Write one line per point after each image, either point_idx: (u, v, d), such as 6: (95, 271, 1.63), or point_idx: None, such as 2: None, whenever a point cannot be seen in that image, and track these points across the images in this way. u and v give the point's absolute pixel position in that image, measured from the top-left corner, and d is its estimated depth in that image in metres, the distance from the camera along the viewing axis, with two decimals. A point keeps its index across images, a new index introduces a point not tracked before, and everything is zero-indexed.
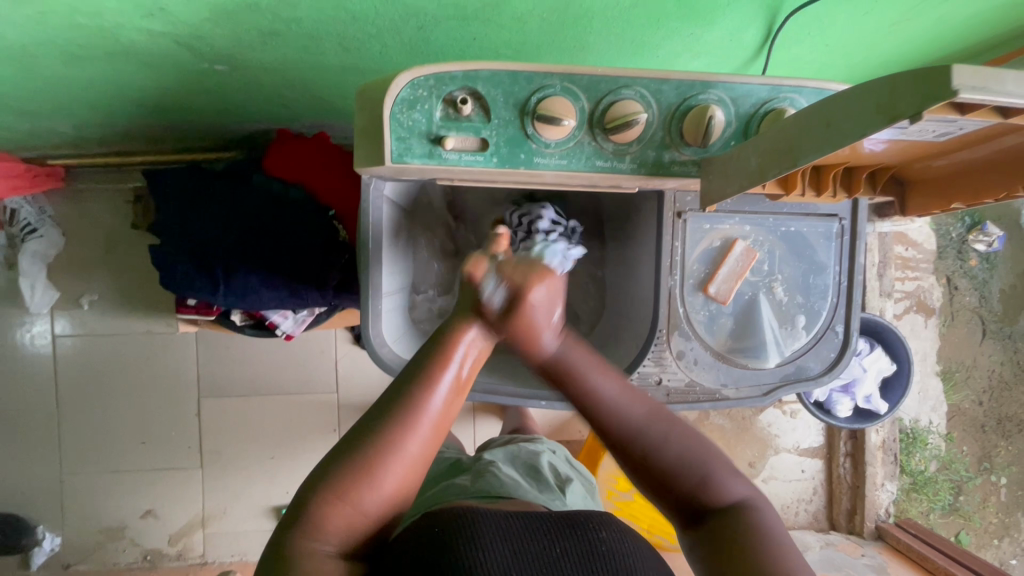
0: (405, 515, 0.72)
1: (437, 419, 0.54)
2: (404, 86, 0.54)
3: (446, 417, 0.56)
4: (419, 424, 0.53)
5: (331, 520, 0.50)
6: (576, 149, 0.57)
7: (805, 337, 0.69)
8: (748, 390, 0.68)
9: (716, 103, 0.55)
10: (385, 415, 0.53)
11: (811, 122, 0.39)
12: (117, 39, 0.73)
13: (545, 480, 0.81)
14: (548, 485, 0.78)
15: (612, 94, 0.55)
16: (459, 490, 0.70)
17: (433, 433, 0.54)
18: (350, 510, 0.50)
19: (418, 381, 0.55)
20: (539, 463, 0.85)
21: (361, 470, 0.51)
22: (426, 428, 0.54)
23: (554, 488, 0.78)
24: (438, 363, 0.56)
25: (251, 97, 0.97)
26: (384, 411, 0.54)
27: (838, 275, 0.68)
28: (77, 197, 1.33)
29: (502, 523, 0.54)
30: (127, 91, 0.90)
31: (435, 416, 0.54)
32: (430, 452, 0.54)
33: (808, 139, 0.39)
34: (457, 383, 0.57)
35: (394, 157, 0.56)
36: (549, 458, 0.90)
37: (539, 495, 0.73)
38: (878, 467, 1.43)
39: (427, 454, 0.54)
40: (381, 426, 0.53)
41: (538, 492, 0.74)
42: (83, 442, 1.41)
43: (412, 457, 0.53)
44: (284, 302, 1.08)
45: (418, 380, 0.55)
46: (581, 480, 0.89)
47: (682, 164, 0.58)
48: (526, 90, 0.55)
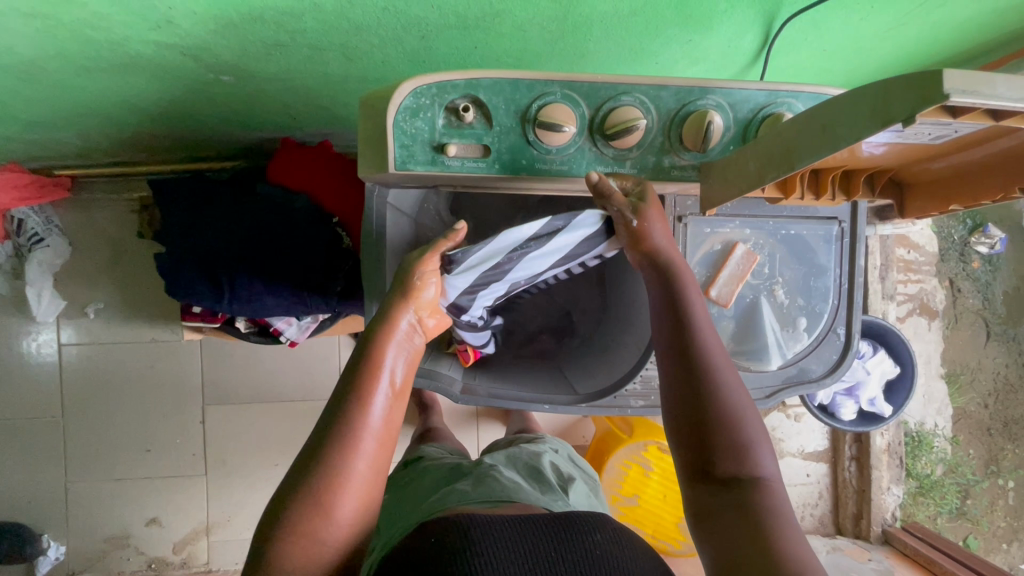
0: (406, 521, 0.73)
1: (381, 430, 0.55)
2: (407, 95, 0.55)
3: (389, 425, 0.56)
4: (360, 443, 0.54)
5: (299, 548, 0.51)
6: (577, 155, 0.58)
7: (807, 339, 0.69)
8: (751, 392, 0.68)
9: (714, 108, 0.56)
10: (325, 443, 0.53)
11: (807, 128, 0.40)
12: (125, 51, 0.74)
13: (546, 481, 0.81)
14: (549, 488, 0.78)
15: (612, 100, 0.56)
16: (461, 493, 0.70)
17: (377, 445, 0.55)
18: (312, 538, 0.51)
19: (357, 396, 0.55)
20: (540, 464, 0.85)
21: (315, 498, 0.52)
22: (372, 444, 0.54)
23: (555, 490, 0.79)
24: (368, 375, 0.56)
25: (255, 107, 0.98)
26: (323, 439, 0.54)
27: (838, 278, 0.68)
28: (84, 207, 1.35)
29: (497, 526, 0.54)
30: (133, 102, 0.91)
31: (378, 428, 0.55)
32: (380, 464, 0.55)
33: (804, 142, 0.40)
34: (394, 389, 0.57)
35: (397, 164, 0.57)
36: (550, 458, 0.90)
37: (541, 497, 0.74)
38: (883, 470, 1.42)
39: (378, 468, 0.55)
40: (328, 448, 0.53)
41: (540, 495, 0.74)
42: (88, 451, 1.41)
43: (362, 475, 0.54)
44: (288, 308, 1.09)
45: (358, 396, 0.55)
46: (582, 477, 0.90)
47: (682, 168, 0.59)
48: (527, 98, 0.56)
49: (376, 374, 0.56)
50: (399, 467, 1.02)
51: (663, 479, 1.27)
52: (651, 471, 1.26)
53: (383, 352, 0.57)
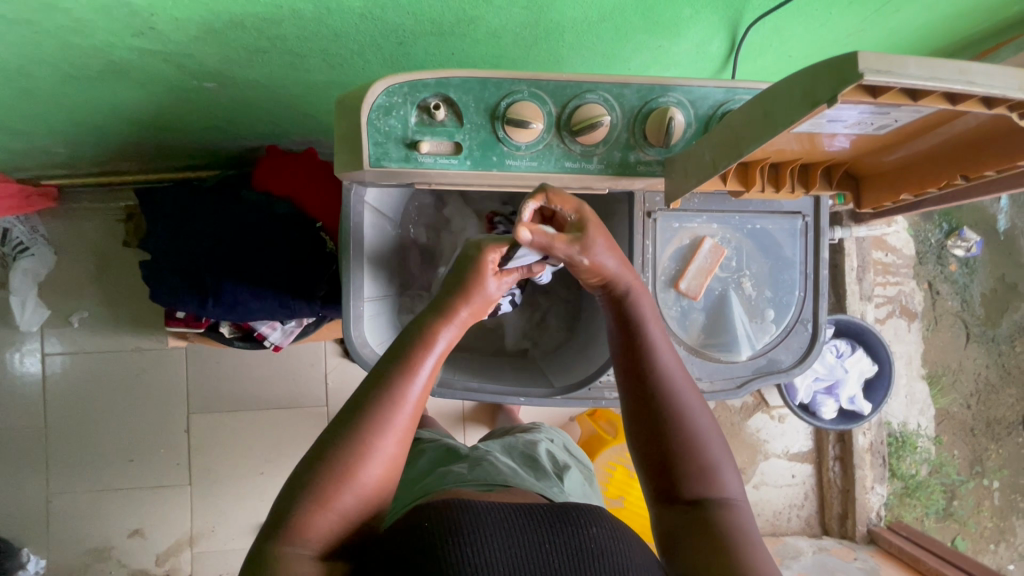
0: (402, 503, 0.74)
1: (415, 411, 0.55)
2: (380, 94, 0.57)
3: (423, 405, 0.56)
4: (397, 413, 0.54)
5: (317, 515, 0.51)
6: (546, 151, 0.60)
7: (775, 330, 0.71)
8: (722, 383, 0.70)
9: (675, 105, 0.58)
10: (367, 407, 0.53)
11: (753, 116, 0.42)
12: (109, 57, 0.76)
13: (541, 468, 0.81)
14: (543, 474, 0.79)
15: (577, 98, 0.58)
16: (457, 477, 0.71)
17: (411, 420, 0.55)
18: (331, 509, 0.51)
19: (399, 372, 0.55)
20: (536, 453, 0.86)
21: (342, 464, 0.52)
22: (404, 425, 0.54)
23: (549, 476, 0.79)
24: (417, 348, 0.56)
25: (240, 114, 1.00)
26: (365, 403, 0.54)
27: (804, 270, 0.70)
28: (70, 217, 1.35)
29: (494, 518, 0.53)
30: (118, 109, 0.93)
31: (414, 404, 0.55)
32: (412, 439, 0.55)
33: (751, 127, 0.42)
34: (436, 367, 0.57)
35: (372, 161, 0.59)
36: (545, 447, 0.90)
37: (538, 482, 0.75)
38: (867, 470, 1.44)
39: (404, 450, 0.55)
40: (358, 422, 0.53)
41: (536, 480, 0.75)
42: (70, 461, 1.40)
43: (388, 454, 0.53)
44: (272, 313, 1.09)
45: (400, 375, 0.55)
46: (577, 467, 0.91)
47: (647, 163, 0.61)
48: (496, 96, 0.58)
49: (425, 349, 0.56)
50: None
51: None
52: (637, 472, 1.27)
53: (432, 335, 0.57)
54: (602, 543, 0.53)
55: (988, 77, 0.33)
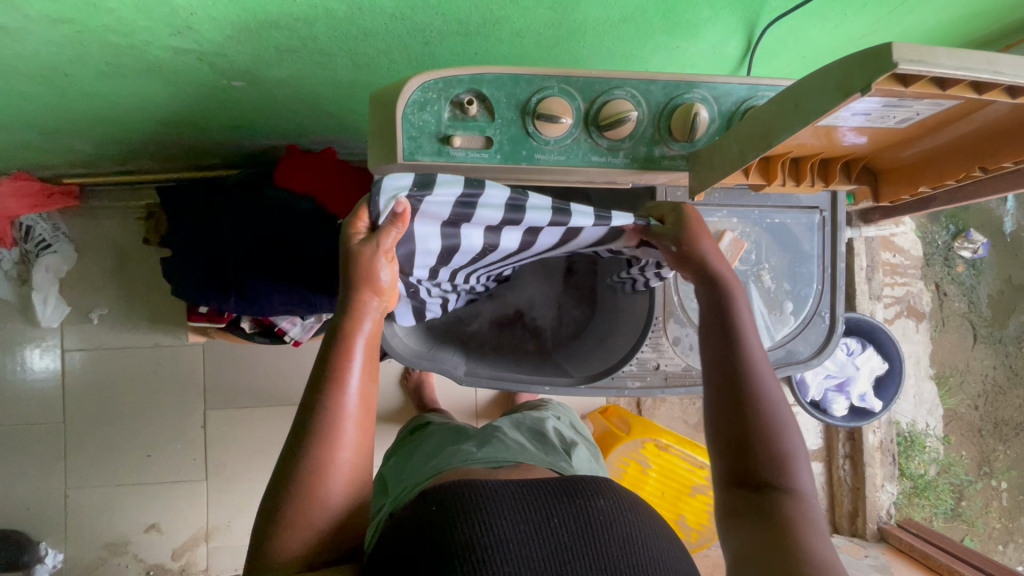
0: (414, 482, 0.75)
1: (359, 410, 0.57)
2: (415, 90, 0.59)
3: (366, 406, 0.58)
4: (340, 426, 0.56)
5: (294, 527, 0.54)
6: (574, 145, 0.62)
7: (793, 322, 0.73)
8: None
9: (700, 101, 0.60)
10: (308, 429, 0.56)
11: (782, 106, 0.44)
12: (145, 56, 0.78)
13: (549, 444, 0.83)
14: (551, 449, 0.80)
15: (605, 94, 0.60)
16: (467, 454, 0.73)
17: (357, 427, 0.57)
18: (304, 525, 0.54)
19: (330, 382, 0.57)
20: (544, 429, 0.87)
21: (302, 487, 0.54)
22: (351, 433, 0.57)
23: (559, 451, 0.80)
24: (338, 361, 0.57)
25: (265, 113, 1.02)
26: (307, 425, 0.56)
27: (822, 263, 0.72)
28: (91, 215, 1.38)
29: (500, 497, 0.56)
30: (147, 108, 0.95)
31: (354, 412, 0.57)
32: (362, 441, 0.58)
33: (777, 121, 0.44)
34: (366, 367, 0.59)
35: (405, 155, 0.61)
36: (553, 424, 0.91)
37: (546, 457, 0.76)
38: (876, 468, 1.45)
39: (360, 454, 0.57)
40: (305, 439, 0.55)
41: (544, 454, 0.77)
42: (88, 456, 1.42)
43: (345, 463, 0.56)
44: (293, 308, 1.11)
45: (332, 382, 0.57)
46: (584, 443, 0.92)
47: (672, 158, 0.63)
48: (527, 92, 0.60)
49: (347, 356, 0.58)
50: (404, 433, 1.05)
51: (661, 478, 1.29)
52: (649, 468, 1.28)
53: (353, 331, 0.59)
54: (601, 512, 0.56)
55: (1014, 68, 0.34)
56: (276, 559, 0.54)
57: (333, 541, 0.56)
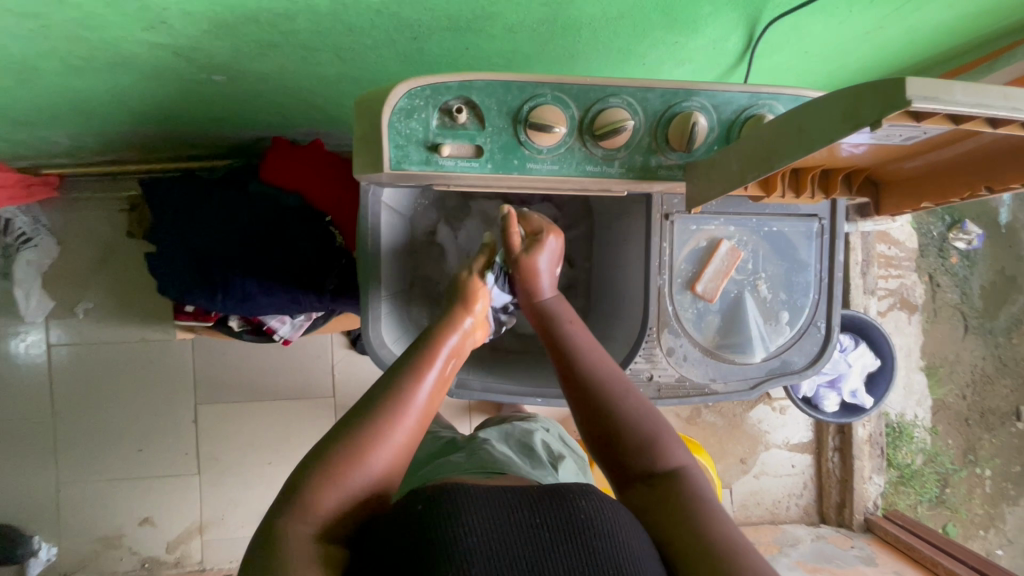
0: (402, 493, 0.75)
1: (421, 416, 0.58)
2: (402, 97, 0.56)
3: (429, 410, 0.60)
4: (405, 412, 0.57)
5: (318, 503, 0.51)
6: (567, 154, 0.60)
7: (788, 333, 0.71)
8: (736, 384, 0.71)
9: (699, 110, 0.58)
10: (375, 402, 0.57)
11: (784, 130, 0.42)
12: (117, 51, 0.74)
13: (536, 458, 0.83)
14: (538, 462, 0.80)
15: (600, 102, 0.57)
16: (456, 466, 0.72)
17: (417, 425, 0.58)
18: (331, 502, 0.51)
19: (404, 381, 0.60)
20: (532, 441, 0.87)
21: (354, 447, 0.54)
22: (403, 434, 0.56)
23: (546, 465, 0.81)
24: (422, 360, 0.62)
25: (248, 106, 0.99)
26: (373, 399, 0.58)
27: (819, 273, 0.71)
28: (72, 207, 1.34)
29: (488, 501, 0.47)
30: (124, 100, 0.91)
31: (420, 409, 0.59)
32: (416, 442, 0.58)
33: (779, 145, 0.42)
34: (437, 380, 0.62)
35: (392, 164, 0.58)
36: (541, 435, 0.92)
37: (533, 470, 0.76)
38: (865, 460, 1.46)
39: (399, 464, 0.56)
40: (360, 421, 0.56)
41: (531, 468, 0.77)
42: (78, 451, 1.41)
43: (382, 461, 0.54)
44: (282, 307, 1.09)
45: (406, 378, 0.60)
46: (574, 458, 0.92)
47: (669, 168, 0.61)
48: (519, 99, 0.57)
49: (429, 360, 0.63)
50: None
51: None
52: None
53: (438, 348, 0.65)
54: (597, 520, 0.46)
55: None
56: (285, 533, 0.49)
57: (353, 522, 0.51)
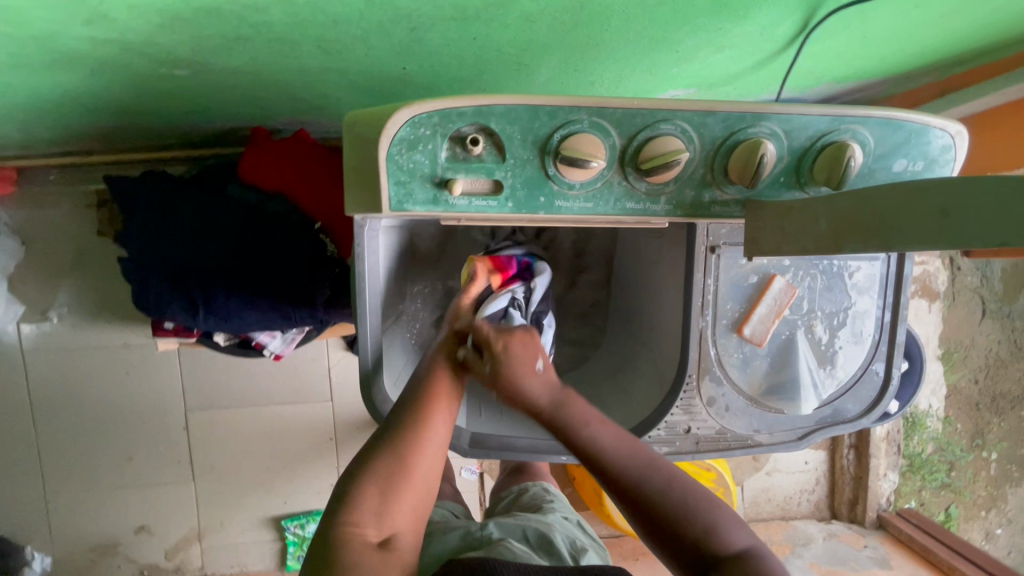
0: None
1: (448, 421, 0.59)
2: (403, 125, 0.46)
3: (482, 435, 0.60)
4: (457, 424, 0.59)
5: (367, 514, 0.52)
6: (604, 189, 0.49)
7: (843, 378, 0.63)
8: (783, 435, 0.63)
9: (767, 137, 0.47)
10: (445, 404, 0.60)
11: (909, 203, 0.38)
12: (54, 47, 0.61)
13: (555, 558, 0.65)
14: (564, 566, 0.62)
15: (649, 129, 0.47)
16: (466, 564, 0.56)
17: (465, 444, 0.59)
18: (379, 513, 0.53)
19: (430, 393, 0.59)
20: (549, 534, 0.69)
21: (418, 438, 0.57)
22: (435, 448, 0.57)
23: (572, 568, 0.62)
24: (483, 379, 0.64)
25: (219, 99, 0.85)
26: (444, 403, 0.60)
27: (881, 312, 0.62)
28: (34, 203, 1.22)
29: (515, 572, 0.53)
30: (74, 96, 0.78)
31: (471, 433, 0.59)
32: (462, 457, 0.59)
33: (905, 223, 0.39)
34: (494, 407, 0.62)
35: (393, 205, 0.48)
36: (563, 529, 0.73)
37: None
38: (881, 458, 1.42)
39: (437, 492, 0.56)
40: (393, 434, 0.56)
41: None
42: (65, 460, 1.34)
43: (421, 473, 0.55)
44: (270, 324, 1.00)
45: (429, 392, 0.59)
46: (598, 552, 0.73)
47: (724, 203, 0.51)
48: (548, 126, 0.46)
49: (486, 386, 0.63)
50: None
51: None
52: None
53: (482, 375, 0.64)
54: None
55: None
56: (342, 544, 0.51)
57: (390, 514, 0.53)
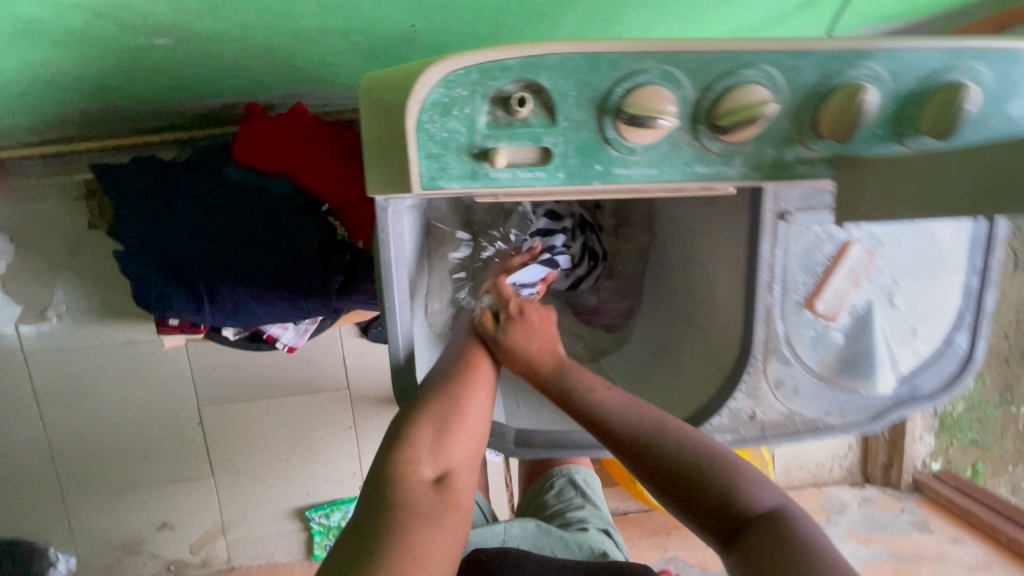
0: None
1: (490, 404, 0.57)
2: (435, 85, 0.38)
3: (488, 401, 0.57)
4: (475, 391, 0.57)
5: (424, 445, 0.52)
6: (671, 153, 0.42)
7: (924, 352, 0.58)
8: (856, 416, 0.58)
9: (870, 81, 0.40)
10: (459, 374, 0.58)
11: None
12: (16, 14, 0.52)
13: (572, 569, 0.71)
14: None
15: (729, 77, 0.39)
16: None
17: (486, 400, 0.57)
18: (432, 446, 0.52)
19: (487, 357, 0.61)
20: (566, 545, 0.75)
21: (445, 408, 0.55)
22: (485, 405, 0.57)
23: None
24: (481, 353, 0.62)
25: (207, 71, 0.76)
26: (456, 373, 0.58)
27: (970, 275, 0.56)
28: (18, 197, 1.13)
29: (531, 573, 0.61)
30: (47, 74, 0.69)
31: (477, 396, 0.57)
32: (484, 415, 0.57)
33: None
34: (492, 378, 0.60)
35: (424, 182, 0.41)
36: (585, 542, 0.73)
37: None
38: (916, 420, 1.38)
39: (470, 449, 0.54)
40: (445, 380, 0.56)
41: None
42: (81, 462, 1.31)
43: (477, 426, 0.55)
44: (282, 315, 0.94)
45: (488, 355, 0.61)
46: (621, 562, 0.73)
47: (811, 163, 0.43)
48: (609, 79, 0.39)
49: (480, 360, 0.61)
50: None
51: None
52: None
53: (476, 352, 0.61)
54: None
55: None
56: (398, 468, 0.50)
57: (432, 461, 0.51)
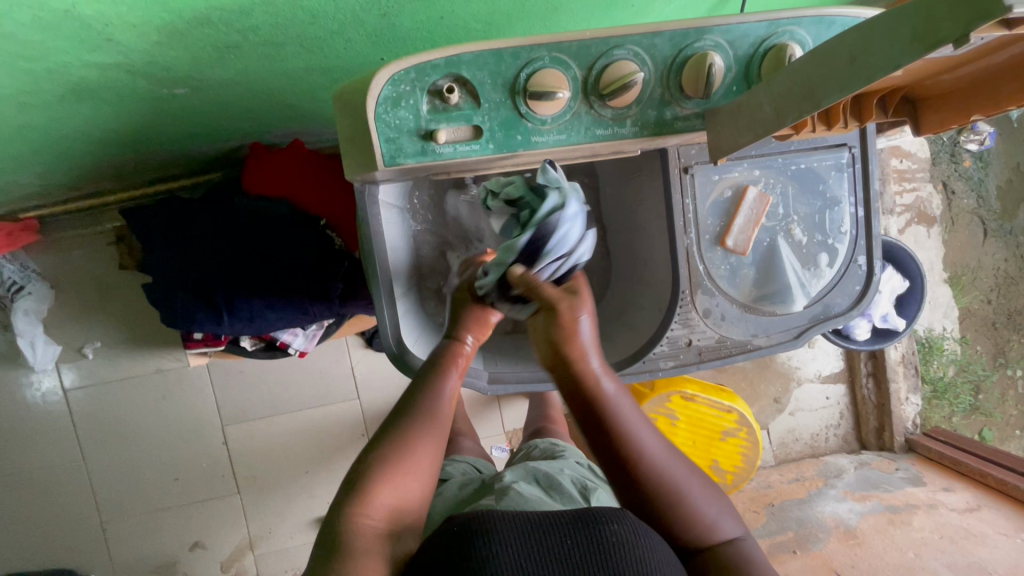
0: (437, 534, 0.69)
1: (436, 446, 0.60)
2: (385, 85, 0.51)
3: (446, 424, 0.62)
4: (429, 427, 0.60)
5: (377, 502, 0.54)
6: (574, 120, 0.54)
7: (829, 275, 0.68)
8: (779, 335, 0.67)
9: (713, 49, 0.52)
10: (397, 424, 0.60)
11: (827, 61, 0.39)
12: (66, 78, 0.67)
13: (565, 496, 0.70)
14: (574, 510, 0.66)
15: (604, 57, 0.52)
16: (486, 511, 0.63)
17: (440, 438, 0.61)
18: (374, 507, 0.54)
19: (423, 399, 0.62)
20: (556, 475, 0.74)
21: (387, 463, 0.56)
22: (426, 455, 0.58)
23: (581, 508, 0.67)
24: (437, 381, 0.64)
25: (216, 115, 0.91)
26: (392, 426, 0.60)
27: (854, 206, 0.66)
28: (58, 248, 1.29)
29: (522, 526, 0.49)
30: (88, 131, 0.84)
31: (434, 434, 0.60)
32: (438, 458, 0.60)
33: (824, 80, 0.40)
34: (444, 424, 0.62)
35: (386, 160, 0.53)
36: (572, 471, 0.78)
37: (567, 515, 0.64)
38: (900, 382, 1.45)
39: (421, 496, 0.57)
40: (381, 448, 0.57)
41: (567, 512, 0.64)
42: (116, 488, 1.41)
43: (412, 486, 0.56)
44: (292, 320, 1.06)
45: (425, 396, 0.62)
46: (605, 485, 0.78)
47: (686, 118, 0.55)
48: (514, 67, 0.52)
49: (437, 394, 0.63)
50: None
51: (689, 426, 1.24)
52: (678, 420, 1.22)
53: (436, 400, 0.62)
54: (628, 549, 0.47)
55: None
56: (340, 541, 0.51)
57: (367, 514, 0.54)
